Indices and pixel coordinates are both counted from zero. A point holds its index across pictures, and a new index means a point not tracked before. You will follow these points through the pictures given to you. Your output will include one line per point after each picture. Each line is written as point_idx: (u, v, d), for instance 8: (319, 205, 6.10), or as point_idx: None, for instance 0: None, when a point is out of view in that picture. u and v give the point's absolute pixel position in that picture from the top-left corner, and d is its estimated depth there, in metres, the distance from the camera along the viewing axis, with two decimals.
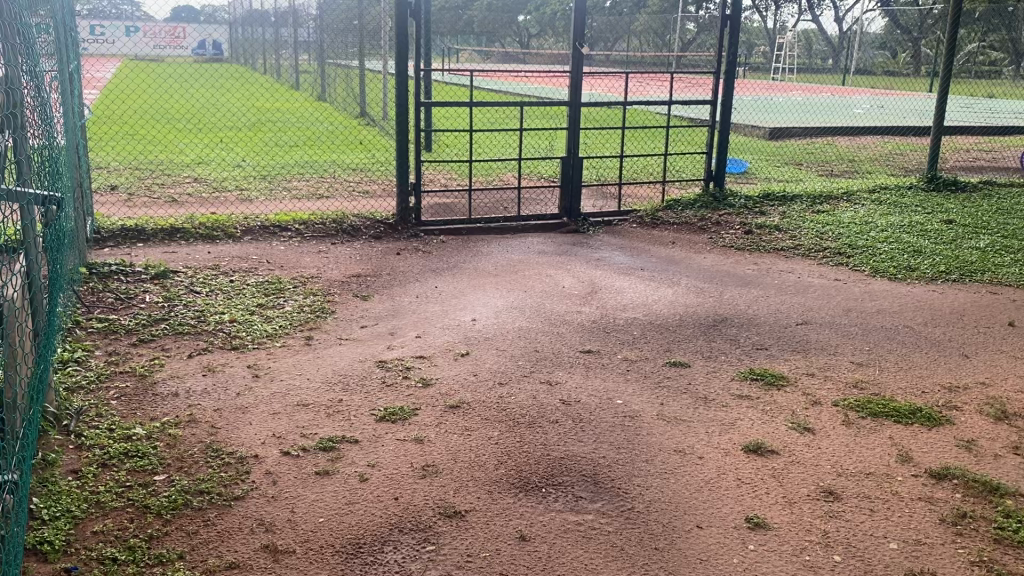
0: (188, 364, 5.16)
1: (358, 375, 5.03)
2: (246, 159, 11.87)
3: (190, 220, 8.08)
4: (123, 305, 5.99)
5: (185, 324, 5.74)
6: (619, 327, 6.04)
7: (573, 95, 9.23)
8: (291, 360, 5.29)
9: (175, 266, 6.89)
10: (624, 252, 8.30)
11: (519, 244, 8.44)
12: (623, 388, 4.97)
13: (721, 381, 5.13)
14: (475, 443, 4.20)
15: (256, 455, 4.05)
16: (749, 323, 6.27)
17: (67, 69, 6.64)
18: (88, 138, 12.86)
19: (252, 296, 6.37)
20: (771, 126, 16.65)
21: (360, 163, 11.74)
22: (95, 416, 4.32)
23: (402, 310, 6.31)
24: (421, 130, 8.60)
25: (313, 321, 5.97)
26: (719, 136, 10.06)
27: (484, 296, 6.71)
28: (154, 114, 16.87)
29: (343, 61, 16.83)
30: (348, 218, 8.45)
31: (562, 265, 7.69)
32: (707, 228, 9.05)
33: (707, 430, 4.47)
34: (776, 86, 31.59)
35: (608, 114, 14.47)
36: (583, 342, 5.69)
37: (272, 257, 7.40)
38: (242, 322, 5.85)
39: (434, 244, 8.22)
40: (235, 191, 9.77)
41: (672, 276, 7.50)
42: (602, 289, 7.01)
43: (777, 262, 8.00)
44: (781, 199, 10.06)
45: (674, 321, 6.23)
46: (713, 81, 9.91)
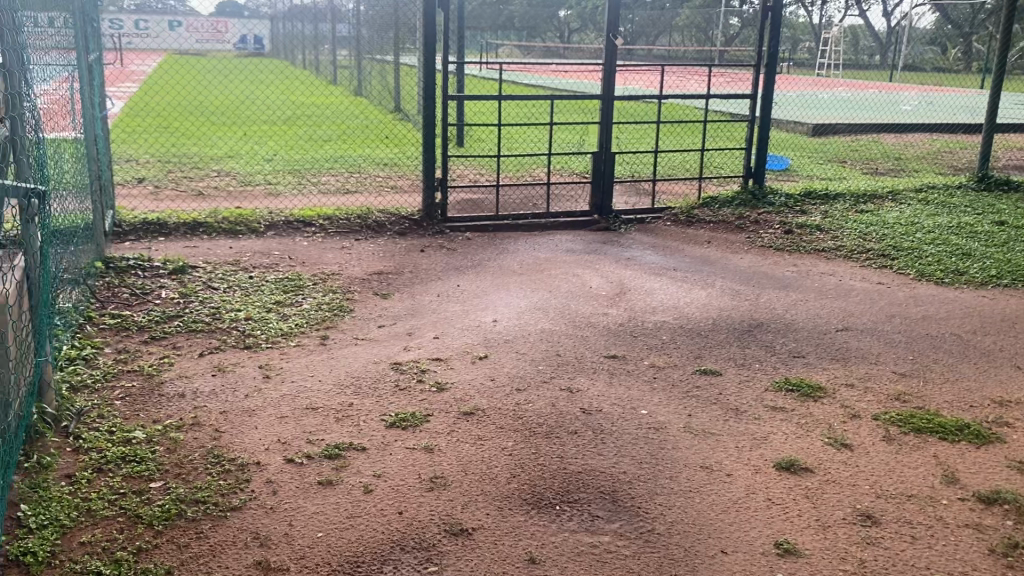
0: (199, 363, 5.01)
1: (371, 378, 4.84)
2: (277, 153, 11.78)
3: (214, 214, 7.96)
4: (137, 301, 5.92)
5: (199, 322, 5.61)
6: (647, 331, 5.77)
7: (606, 89, 8.95)
8: (304, 360, 5.12)
9: (194, 262, 6.77)
10: (657, 251, 8.01)
11: (547, 242, 8.20)
12: (648, 396, 4.71)
13: (753, 391, 4.85)
14: (488, 454, 3.98)
15: (259, 462, 3.87)
16: (785, 329, 5.96)
17: (87, 59, 6.52)
18: (123, 132, 12.88)
19: (270, 293, 6.21)
20: (815, 122, 16.17)
21: (390, 157, 11.57)
22: (96, 418, 4.18)
23: (423, 310, 6.11)
24: (448, 124, 8.38)
25: (330, 320, 5.80)
26: (759, 132, 9.70)
27: (508, 296, 6.48)
28: (191, 107, 16.91)
29: (378, 56, 16.72)
30: (374, 214, 8.28)
31: (591, 265, 7.43)
32: (745, 227, 8.72)
33: (737, 445, 4.20)
34: (821, 83, 30.89)
35: (645, 109, 14.13)
36: (609, 347, 5.44)
37: (294, 252, 7.25)
38: (257, 320, 5.70)
39: (460, 241, 8.02)
40: (263, 185, 9.65)
41: (706, 277, 7.20)
42: (631, 291, 6.74)
43: (817, 264, 7.66)
44: (823, 198, 9.68)
45: (706, 325, 5.95)
46: (754, 75, 9.56)
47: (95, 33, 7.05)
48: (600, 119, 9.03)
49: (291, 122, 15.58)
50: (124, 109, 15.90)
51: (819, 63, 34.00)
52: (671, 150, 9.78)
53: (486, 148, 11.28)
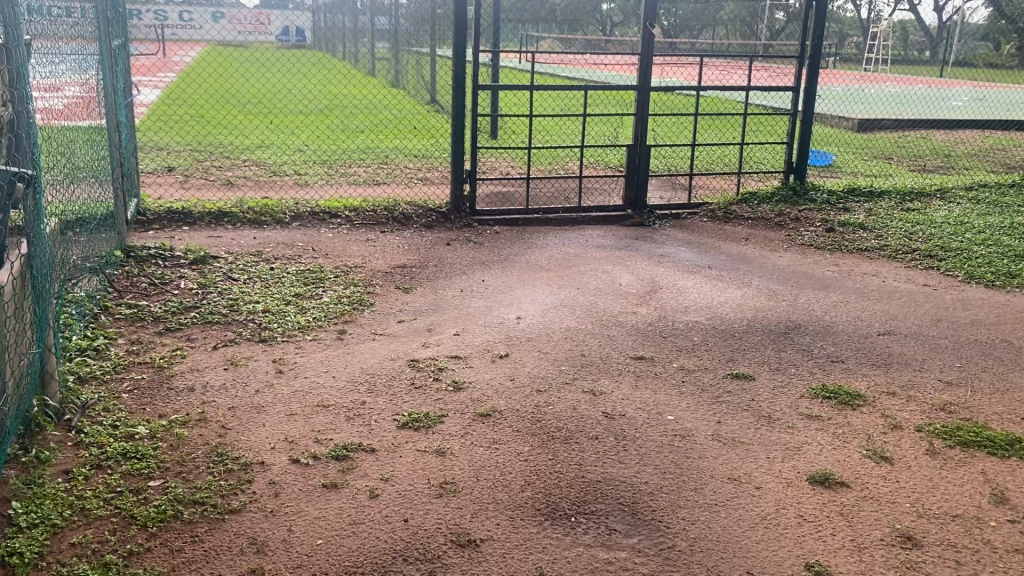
0: (212, 356, 4.88)
1: (386, 375, 4.66)
2: (309, 144, 11.69)
3: (240, 203, 7.86)
4: (156, 291, 5.81)
5: (216, 313, 5.49)
6: (678, 332, 5.52)
7: (642, 80, 8.68)
8: (319, 355, 4.96)
9: (216, 251, 6.67)
10: (691, 248, 7.74)
11: (578, 237, 7.97)
12: (676, 401, 4.47)
13: (787, 398, 4.58)
14: (502, 459, 3.78)
15: (263, 461, 3.71)
16: (824, 332, 5.67)
17: (110, 45, 6.43)
18: (158, 121, 12.89)
19: (290, 285, 6.07)
20: (860, 117, 15.69)
21: (421, 149, 11.41)
22: (100, 411, 4.07)
23: (445, 306, 5.92)
24: (478, 115, 8.18)
25: (349, 313, 5.63)
26: (802, 126, 9.35)
27: (534, 292, 6.27)
28: (229, 97, 16.92)
29: (415, 47, 16.58)
30: (400, 206, 8.12)
31: (622, 261, 7.18)
32: (784, 224, 8.40)
33: (768, 455, 3.95)
34: (869, 77, 30.13)
35: (685, 102, 13.79)
36: (636, 348, 5.20)
37: (318, 244, 7.11)
38: (275, 312, 5.55)
39: (488, 235, 7.83)
40: (292, 175, 9.55)
41: (742, 275, 6.92)
42: (663, 288, 6.48)
43: (859, 264, 7.33)
44: (867, 195, 9.32)
45: (740, 327, 5.68)
46: (797, 67, 9.21)
47: (120, 17, 6.96)
48: (635, 111, 8.77)
49: (326, 112, 15.50)
50: (161, 98, 15.95)
51: (867, 58, 33.19)
52: (708, 144, 9.47)
53: (519, 141, 11.06)
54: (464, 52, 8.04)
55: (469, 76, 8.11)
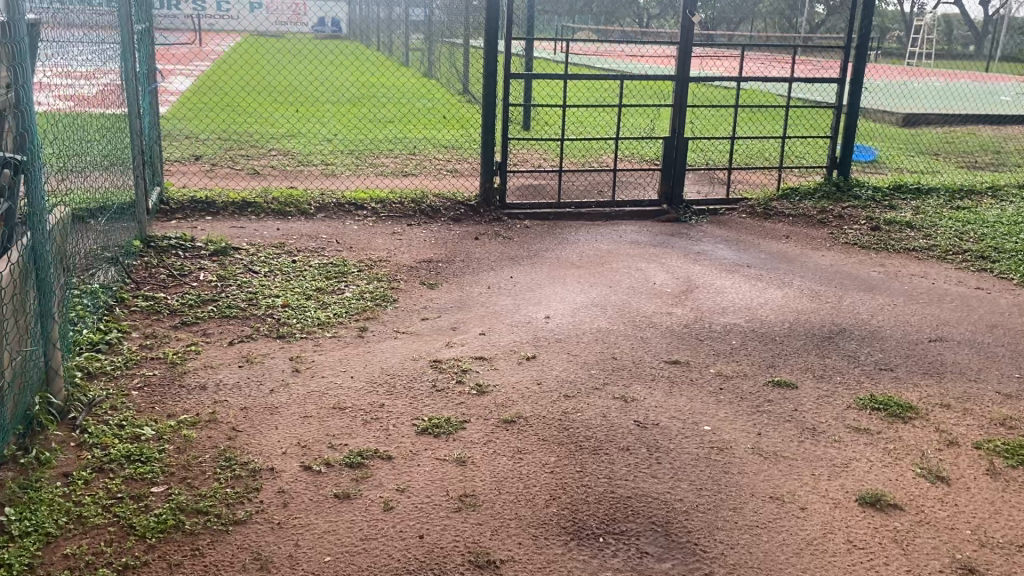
0: (227, 352, 4.69)
1: (407, 377, 4.44)
2: (338, 133, 11.51)
3: (264, 193, 7.68)
4: (174, 283, 5.64)
5: (234, 307, 5.30)
6: (716, 335, 5.24)
7: (680, 70, 8.35)
8: (338, 353, 4.74)
9: (238, 243, 6.49)
10: (729, 246, 7.42)
11: (611, 232, 7.69)
12: (714, 411, 4.19)
13: (833, 409, 4.28)
14: (527, 470, 3.54)
15: (273, 468, 3.50)
16: (871, 337, 5.34)
17: (132, 29, 6.26)
18: (187, 110, 12.78)
19: (312, 279, 5.87)
20: (905, 111, 15.19)
21: (452, 140, 11.18)
22: (107, 409, 3.89)
23: (471, 303, 5.69)
24: (510, 105, 7.93)
25: (371, 309, 5.42)
26: (846, 120, 8.96)
27: (564, 290, 6.01)
28: (260, 86, 16.81)
29: (448, 38, 16.36)
30: (428, 198, 7.89)
31: (656, 258, 6.90)
32: (827, 222, 8.05)
33: (813, 472, 3.66)
34: (913, 71, 29.37)
35: (723, 94, 13.41)
36: (671, 351, 4.93)
37: (343, 236, 6.91)
38: (294, 307, 5.35)
39: (518, 229, 7.58)
40: (319, 165, 9.36)
41: (783, 275, 6.60)
42: (699, 288, 6.19)
43: (907, 264, 6.97)
44: (915, 192, 8.92)
45: (782, 330, 5.38)
46: (843, 58, 8.82)
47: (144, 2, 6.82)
48: (672, 103, 8.45)
49: (357, 103, 15.34)
50: (193, 86, 15.89)
51: (910, 52, 32.40)
52: (748, 138, 9.12)
53: (552, 132, 10.79)
54: (496, 41, 7.78)
55: (501, 66, 7.85)
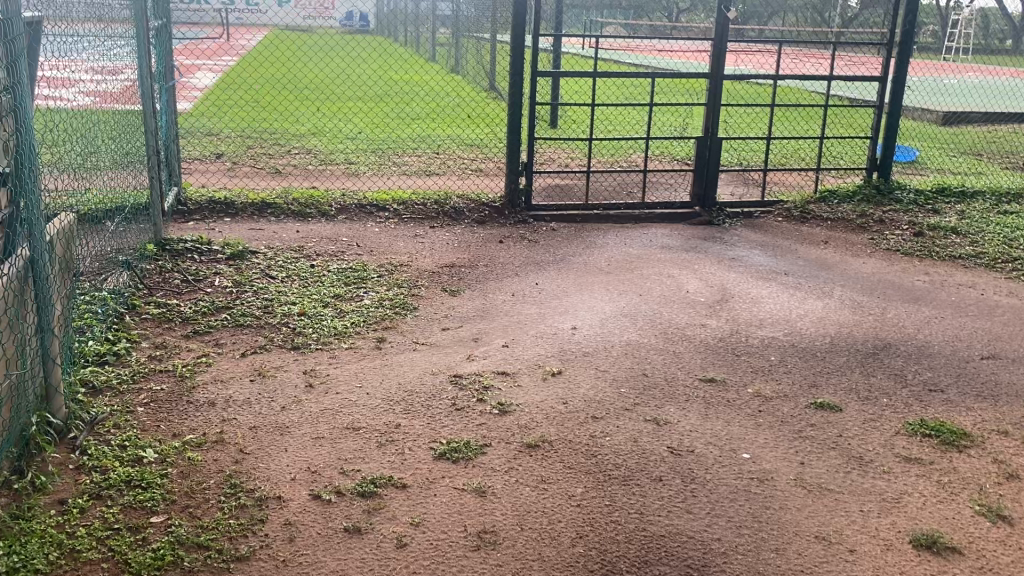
0: (239, 364, 4.48)
1: (425, 393, 4.20)
2: (362, 130, 11.32)
3: (285, 194, 7.49)
4: (188, 289, 5.46)
5: (248, 315, 5.10)
6: (753, 350, 4.96)
7: (714, 68, 8.02)
8: (354, 365, 4.51)
9: (255, 246, 6.29)
10: (765, 251, 7.11)
11: (641, 236, 7.41)
12: (752, 437, 3.92)
13: (881, 435, 3.99)
14: (552, 503, 3.29)
15: (281, 496, 3.29)
16: (919, 354, 5.03)
17: (148, 25, 6.08)
18: (211, 106, 12.65)
19: (330, 284, 5.65)
20: (944, 109, 14.74)
21: (477, 138, 10.94)
22: (110, 429, 3.70)
23: (494, 312, 5.44)
24: (537, 104, 7.67)
25: (390, 318, 5.19)
26: (888, 119, 8.59)
27: (592, 299, 5.75)
28: (285, 82, 16.66)
29: (475, 32, 16.10)
30: (452, 200, 7.65)
31: (689, 265, 6.61)
32: (867, 227, 7.72)
33: (862, 508, 3.38)
34: (949, 66, 28.67)
35: (757, 91, 13.05)
36: (705, 368, 4.66)
37: (363, 239, 6.69)
38: (310, 315, 5.13)
39: (544, 233, 7.32)
40: (342, 164, 9.16)
41: (822, 284, 6.29)
42: (734, 297, 5.90)
43: (953, 273, 6.63)
44: (959, 196, 8.54)
45: (823, 345, 5.08)
46: (885, 55, 8.43)
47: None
48: (705, 102, 8.13)
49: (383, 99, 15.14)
50: (218, 82, 15.77)
51: (947, 46, 31.67)
52: (784, 138, 8.77)
53: (580, 130, 10.50)
54: (523, 37, 7.51)
55: (528, 63, 7.58)
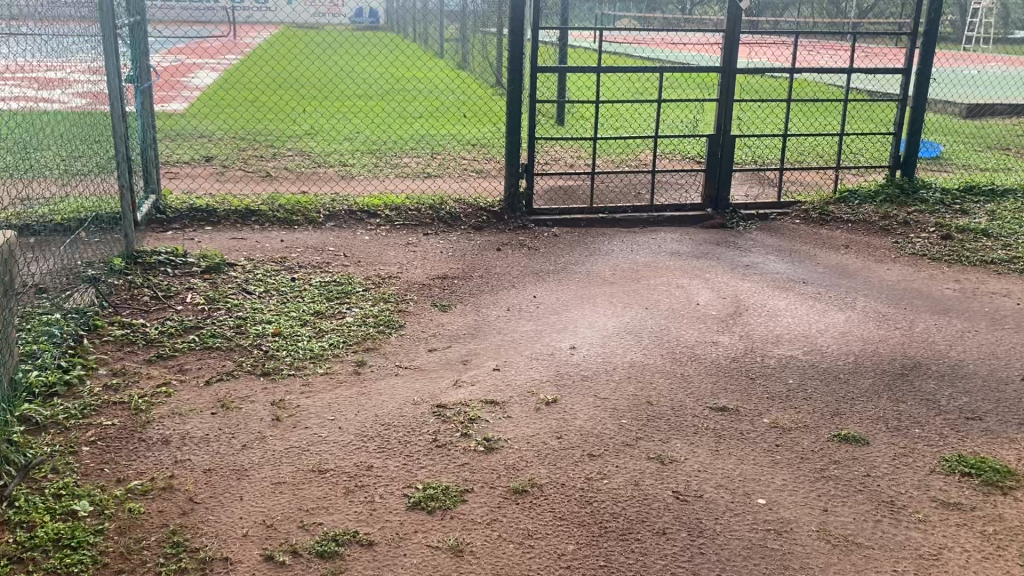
0: (202, 395, 4.08)
1: (404, 426, 3.79)
2: (361, 130, 10.91)
3: (272, 200, 7.08)
4: (157, 307, 5.07)
5: (218, 336, 4.70)
6: (769, 372, 4.51)
7: (726, 60, 7.51)
8: (328, 394, 4.10)
9: (234, 257, 5.89)
10: (781, 257, 6.65)
11: (648, 241, 6.96)
12: (769, 478, 3.48)
13: (914, 474, 3.53)
14: (538, 565, 2.87)
15: (229, 557, 2.88)
16: (953, 374, 4.57)
17: (116, 24, 5.72)
18: (207, 107, 12.29)
19: (310, 300, 5.24)
20: (968, 101, 14.17)
21: (481, 137, 10.51)
22: (46, 474, 3.31)
23: (486, 329, 5.02)
24: (537, 101, 7.23)
25: (372, 338, 4.77)
26: (913, 113, 8.06)
27: (594, 313, 5.31)
28: (287, 80, 16.29)
29: (481, 28, 15.65)
30: (448, 204, 7.22)
31: (699, 273, 6.17)
32: (890, 229, 7.24)
33: (895, 567, 2.94)
34: (970, 56, 27.94)
35: (772, 86, 12.54)
36: (716, 394, 4.22)
37: (351, 249, 6.28)
38: (286, 336, 4.72)
39: (545, 239, 6.89)
40: (336, 166, 8.76)
41: (844, 294, 5.82)
42: (748, 310, 5.45)
43: (986, 280, 6.15)
44: (988, 194, 8.02)
45: (847, 366, 4.63)
46: (910, 44, 7.88)
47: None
48: (717, 97, 7.65)
49: (385, 97, 14.75)
50: (217, 81, 15.40)
51: (967, 36, 30.94)
52: (802, 134, 8.27)
53: (587, 127, 10.05)
54: (522, 29, 7.06)
55: (528, 59, 7.13)
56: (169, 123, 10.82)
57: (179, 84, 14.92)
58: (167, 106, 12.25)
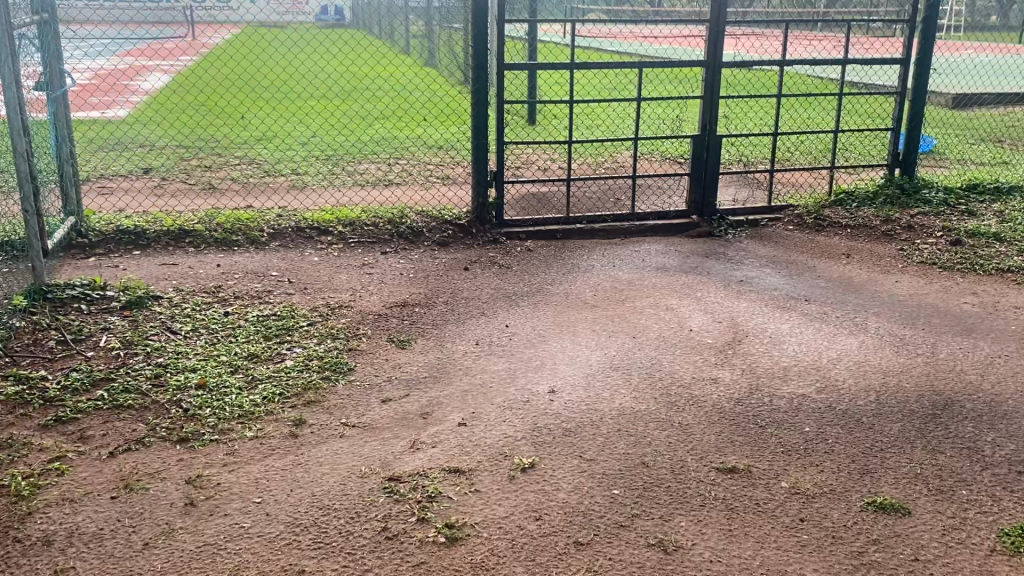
0: (103, 471, 3.36)
1: (347, 511, 3.10)
2: (318, 135, 10.16)
3: (211, 216, 6.32)
4: (63, 354, 4.31)
5: (131, 391, 3.96)
6: (782, 417, 3.86)
7: (712, 55, 6.83)
8: (257, 468, 3.40)
9: (161, 289, 5.14)
10: (778, 269, 6.02)
11: (631, 254, 6.30)
12: (798, 570, 2.82)
13: (971, 558, 2.90)
14: None
15: None
16: (992, 413, 3.94)
17: (15, 25, 4.93)
18: (152, 112, 11.46)
19: (245, 339, 4.52)
20: (954, 90, 13.64)
21: (446, 139, 9.80)
22: None
23: (451, 370, 4.31)
24: (505, 103, 6.52)
25: (314, 389, 4.06)
26: (912, 107, 7.43)
27: (575, 345, 4.63)
28: (242, 82, 15.48)
29: (447, 23, 14.91)
30: (408, 217, 6.49)
31: (691, 292, 5.51)
32: (894, 235, 6.63)
33: None
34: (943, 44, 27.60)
35: (753, 79, 11.93)
36: (721, 450, 3.55)
37: (298, 274, 5.55)
38: (212, 388, 4.01)
39: (518, 254, 6.20)
40: (287, 176, 8.02)
41: (853, 313, 5.20)
42: (749, 336, 4.80)
43: (1006, 292, 5.55)
44: (994, 193, 7.45)
45: (870, 407, 3.99)
46: (908, 33, 7.24)
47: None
48: (701, 94, 6.98)
49: (347, 97, 13.99)
50: (167, 84, 14.54)
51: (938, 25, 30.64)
52: (793, 132, 7.63)
53: (560, 128, 9.37)
54: (485, 23, 6.33)
55: (494, 54, 6.41)
56: (108, 130, 10.00)
57: (125, 88, 14.03)
58: (108, 112, 11.41)
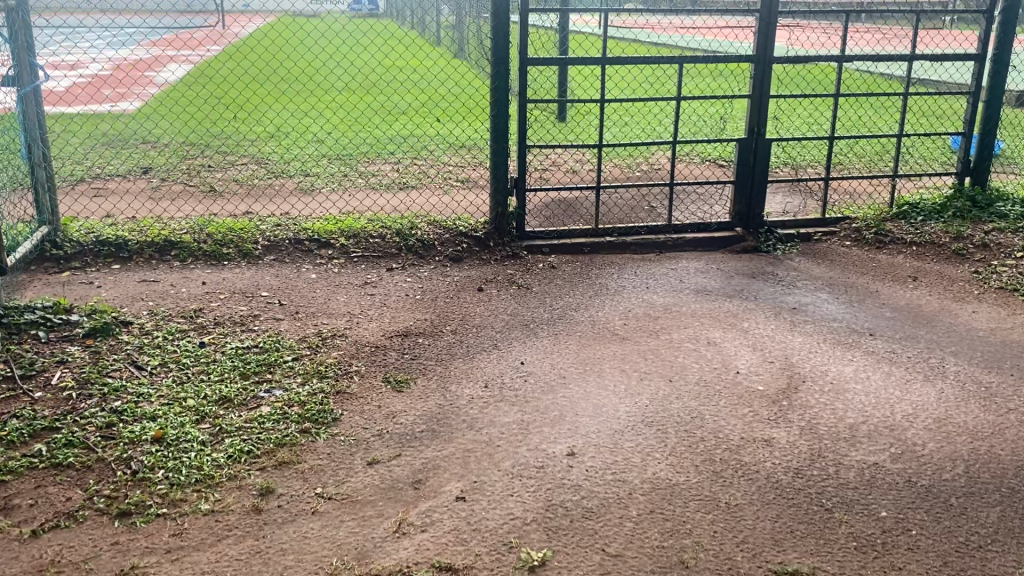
0: (20, 559, 2.75)
1: None
2: (333, 132, 9.55)
3: (202, 224, 5.73)
4: (7, 396, 3.71)
5: (73, 447, 3.35)
6: (853, 497, 3.15)
7: (761, 50, 6.04)
8: (206, 557, 2.78)
9: (134, 314, 4.53)
10: (835, 294, 5.29)
11: (667, 273, 5.60)
12: None
13: None
14: None
15: None
16: None
17: None
18: (165, 106, 10.92)
19: (217, 379, 3.90)
20: (1016, 88, 12.73)
21: (470, 138, 9.15)
22: None
23: (455, 420, 3.67)
24: (528, 101, 5.82)
25: (288, 447, 3.42)
26: (987, 110, 6.60)
27: (601, 389, 3.96)
28: (263, 74, 14.94)
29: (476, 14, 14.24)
30: (419, 228, 5.84)
31: (736, 322, 4.81)
32: (967, 255, 5.86)
33: None
34: None
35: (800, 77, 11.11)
36: (779, 545, 2.86)
37: (291, 294, 4.93)
38: (170, 443, 3.39)
39: (540, 272, 5.54)
40: (295, 177, 7.41)
41: (926, 352, 4.47)
42: (806, 381, 4.10)
43: None
44: None
45: (959, 483, 3.27)
46: (985, 26, 6.39)
47: None
48: (749, 93, 6.21)
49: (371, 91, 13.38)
50: (185, 76, 14.01)
51: None
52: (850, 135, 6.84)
53: (591, 126, 8.72)
54: (505, 12, 5.63)
55: (516, 48, 5.70)
56: (114, 126, 9.47)
57: (141, 80, 13.51)
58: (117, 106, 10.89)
